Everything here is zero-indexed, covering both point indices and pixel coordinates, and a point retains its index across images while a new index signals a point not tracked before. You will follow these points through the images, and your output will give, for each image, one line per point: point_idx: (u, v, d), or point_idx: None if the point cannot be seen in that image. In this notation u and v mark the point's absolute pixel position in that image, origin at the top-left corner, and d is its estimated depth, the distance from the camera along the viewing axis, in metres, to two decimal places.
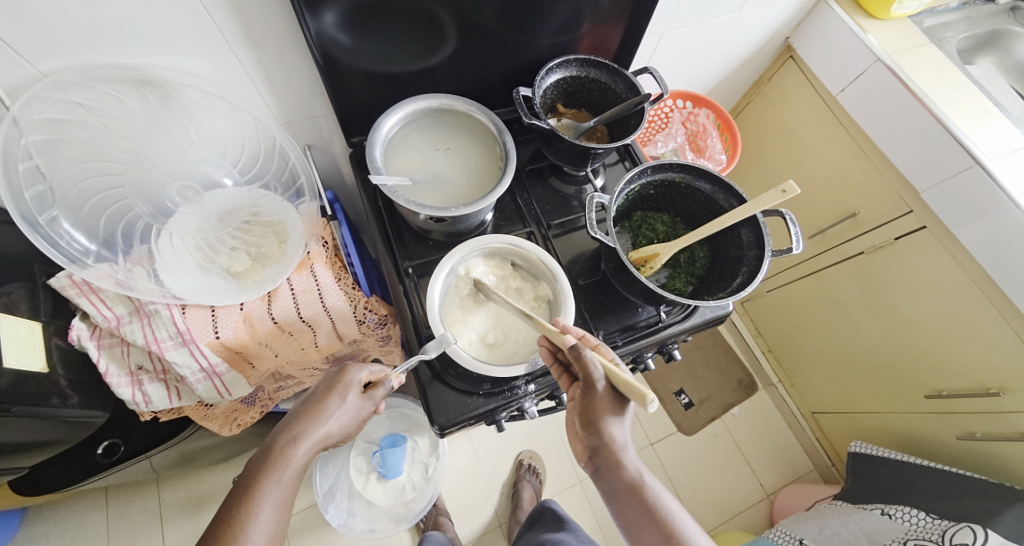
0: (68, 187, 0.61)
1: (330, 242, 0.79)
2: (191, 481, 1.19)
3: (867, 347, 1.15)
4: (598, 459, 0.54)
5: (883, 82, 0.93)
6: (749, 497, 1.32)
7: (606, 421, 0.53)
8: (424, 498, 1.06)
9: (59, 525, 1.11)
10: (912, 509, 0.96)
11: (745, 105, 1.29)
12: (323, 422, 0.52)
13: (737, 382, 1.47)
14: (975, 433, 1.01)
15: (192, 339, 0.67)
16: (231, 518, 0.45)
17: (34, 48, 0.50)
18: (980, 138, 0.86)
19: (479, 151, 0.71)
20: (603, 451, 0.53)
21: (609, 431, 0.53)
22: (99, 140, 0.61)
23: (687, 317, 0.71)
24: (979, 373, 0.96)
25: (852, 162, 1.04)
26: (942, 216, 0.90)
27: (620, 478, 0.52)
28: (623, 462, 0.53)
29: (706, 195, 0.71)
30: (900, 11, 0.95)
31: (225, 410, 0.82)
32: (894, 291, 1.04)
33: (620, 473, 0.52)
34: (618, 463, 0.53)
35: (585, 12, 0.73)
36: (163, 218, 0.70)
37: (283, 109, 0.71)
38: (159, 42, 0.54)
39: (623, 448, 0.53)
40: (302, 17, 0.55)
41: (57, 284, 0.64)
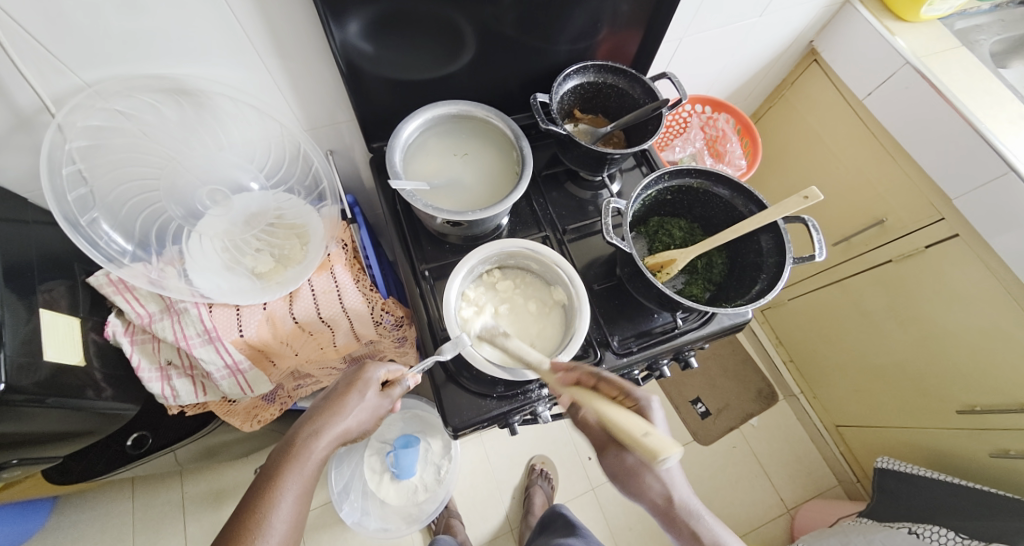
0: (107, 190, 0.64)
1: (350, 244, 0.81)
2: (213, 475, 1.23)
3: (895, 358, 1.11)
4: (657, 517, 0.55)
5: (912, 86, 0.90)
6: (768, 510, 1.29)
7: (645, 480, 0.54)
8: (436, 499, 1.07)
9: (88, 513, 1.16)
10: (941, 528, 0.92)
11: (766, 109, 1.27)
12: (343, 418, 0.54)
13: (756, 392, 1.44)
14: (1009, 450, 0.96)
15: (218, 336, 0.70)
16: (254, 508, 0.46)
17: (80, 59, 0.53)
18: (1016, 144, 0.83)
19: (496, 157, 0.72)
20: (659, 510, 0.54)
21: (653, 489, 0.54)
22: (136, 146, 0.64)
23: (703, 324, 0.71)
24: (1015, 388, 0.92)
25: (879, 167, 1.01)
26: (975, 223, 0.87)
27: (684, 535, 0.52)
28: (680, 519, 0.52)
29: (725, 201, 0.70)
30: (930, 14, 0.93)
31: (248, 406, 0.85)
32: (924, 300, 1.00)
33: (681, 530, 0.52)
34: (677, 521, 0.53)
35: (604, 18, 0.73)
36: (194, 220, 0.73)
37: (308, 116, 0.73)
38: (194, 52, 0.57)
39: (678, 502, 0.53)
40: (328, 26, 0.57)
41: (96, 282, 0.68)
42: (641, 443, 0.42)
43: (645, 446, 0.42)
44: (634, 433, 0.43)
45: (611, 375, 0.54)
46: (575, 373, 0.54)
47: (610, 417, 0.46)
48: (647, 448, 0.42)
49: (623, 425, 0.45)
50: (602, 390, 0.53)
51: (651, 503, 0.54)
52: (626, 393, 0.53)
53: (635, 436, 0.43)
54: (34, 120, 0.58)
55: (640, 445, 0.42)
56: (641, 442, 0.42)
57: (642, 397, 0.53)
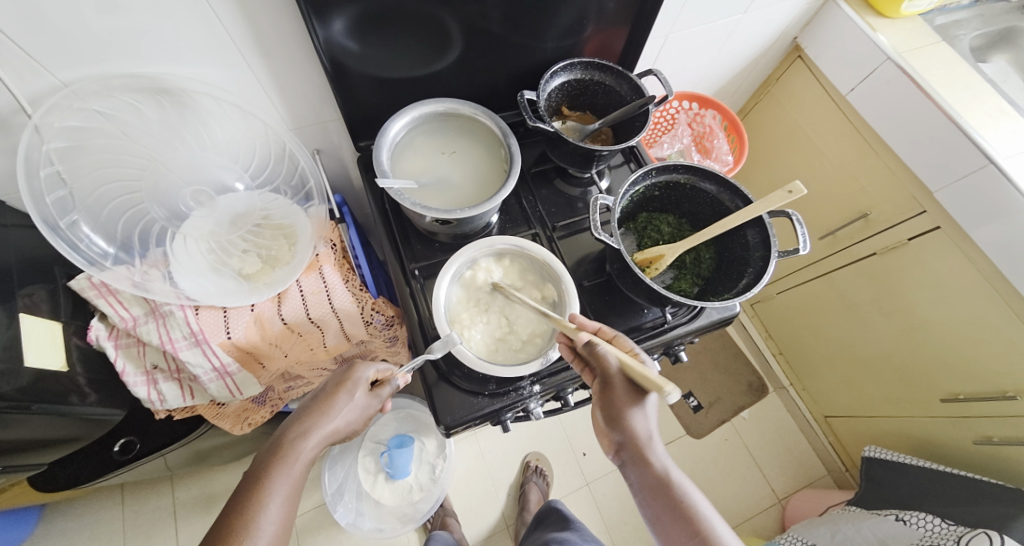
0: (88, 192, 0.63)
1: (339, 244, 0.80)
2: (204, 480, 1.21)
3: (881, 349, 1.13)
4: (624, 455, 0.53)
5: (894, 81, 0.92)
6: (760, 502, 1.30)
7: (628, 417, 0.51)
8: (431, 498, 1.07)
9: (76, 522, 1.15)
10: (927, 514, 0.94)
11: (752, 105, 1.28)
12: (331, 418, 0.53)
13: (747, 385, 1.45)
14: (992, 437, 0.99)
15: (205, 339, 0.69)
16: (242, 510, 0.46)
17: (55, 58, 0.52)
18: (995, 137, 0.84)
19: (484, 154, 0.72)
20: (629, 446, 0.52)
21: (631, 428, 0.51)
22: (117, 147, 0.63)
23: (693, 319, 0.71)
24: (996, 376, 0.94)
25: (863, 162, 1.03)
26: (957, 216, 0.88)
27: (648, 474, 0.51)
28: (648, 458, 0.51)
29: (711, 196, 0.71)
30: (910, 10, 0.94)
31: (237, 409, 0.84)
32: (909, 292, 1.02)
33: (648, 469, 0.51)
34: (644, 459, 0.51)
35: (590, 15, 0.73)
36: (178, 222, 0.72)
37: (293, 115, 0.72)
38: (174, 50, 0.56)
39: (648, 443, 0.51)
40: (312, 25, 0.57)
41: (77, 285, 0.67)
42: (650, 378, 0.45)
43: (653, 378, 0.44)
44: (643, 370, 0.46)
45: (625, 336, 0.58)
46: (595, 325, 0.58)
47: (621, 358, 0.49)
48: (654, 381, 0.44)
49: (635, 364, 0.47)
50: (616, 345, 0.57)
51: (625, 439, 0.52)
52: (636, 352, 0.56)
53: (645, 374, 0.45)
54: (10, 122, 0.57)
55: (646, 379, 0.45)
56: (652, 378, 0.44)
57: (648, 360, 0.56)
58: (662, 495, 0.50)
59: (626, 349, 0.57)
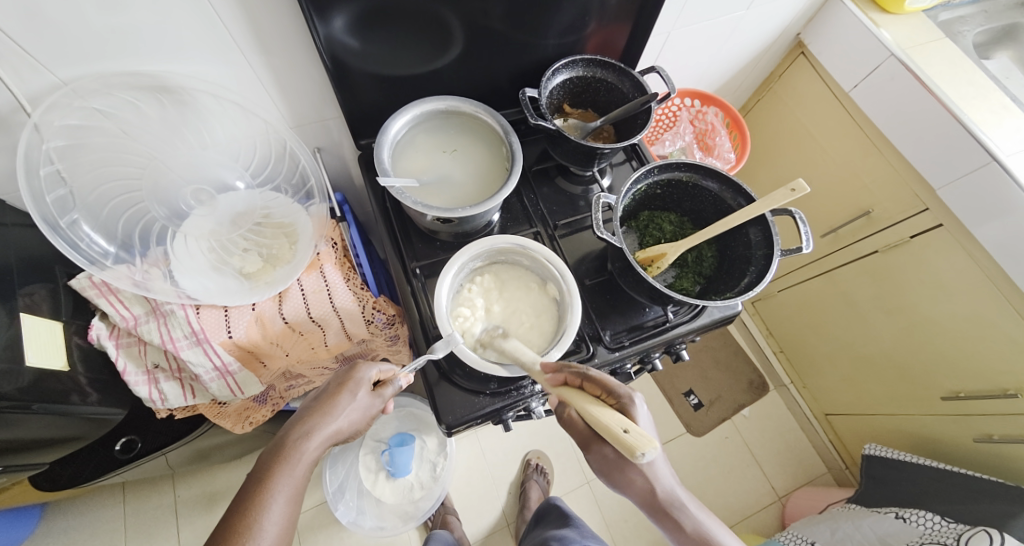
0: (87, 191, 0.63)
1: (339, 243, 0.80)
2: (205, 478, 1.21)
3: (882, 347, 1.13)
4: (643, 509, 0.54)
5: (897, 78, 0.91)
6: (760, 499, 1.31)
7: (631, 475, 0.52)
8: (432, 497, 1.07)
9: (78, 520, 1.15)
10: (928, 512, 0.94)
11: (754, 102, 1.27)
12: (334, 418, 0.53)
13: (747, 382, 1.46)
14: (993, 435, 0.99)
15: (206, 338, 0.69)
16: (245, 509, 0.46)
17: (53, 56, 0.51)
18: (998, 134, 0.84)
19: (486, 152, 0.72)
20: (646, 502, 0.52)
21: (640, 483, 0.52)
22: (116, 145, 0.62)
23: (694, 318, 0.71)
24: (997, 374, 0.94)
25: (866, 160, 1.03)
26: (959, 214, 0.88)
27: (672, 526, 0.52)
28: (665, 510, 0.52)
29: (713, 194, 0.70)
30: (914, 5, 0.94)
31: (238, 408, 0.84)
32: (910, 290, 1.02)
33: (677, 527, 0.51)
34: (664, 514, 0.52)
35: (592, 11, 0.73)
36: (178, 221, 0.72)
37: (294, 113, 0.72)
38: (173, 48, 0.55)
39: (670, 498, 0.52)
40: (312, 22, 0.56)
41: (78, 285, 0.67)
42: (619, 440, 0.43)
43: (623, 441, 0.42)
44: (613, 429, 0.44)
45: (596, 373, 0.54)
46: (561, 374, 0.54)
47: (592, 417, 0.47)
48: (627, 444, 0.42)
49: (604, 423, 0.45)
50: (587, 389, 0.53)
51: (639, 496, 0.52)
52: (612, 392, 0.51)
53: (614, 434, 0.44)
54: (9, 121, 0.56)
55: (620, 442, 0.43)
56: (621, 440, 0.42)
57: (625, 395, 0.51)
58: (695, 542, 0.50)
59: (597, 391, 0.52)
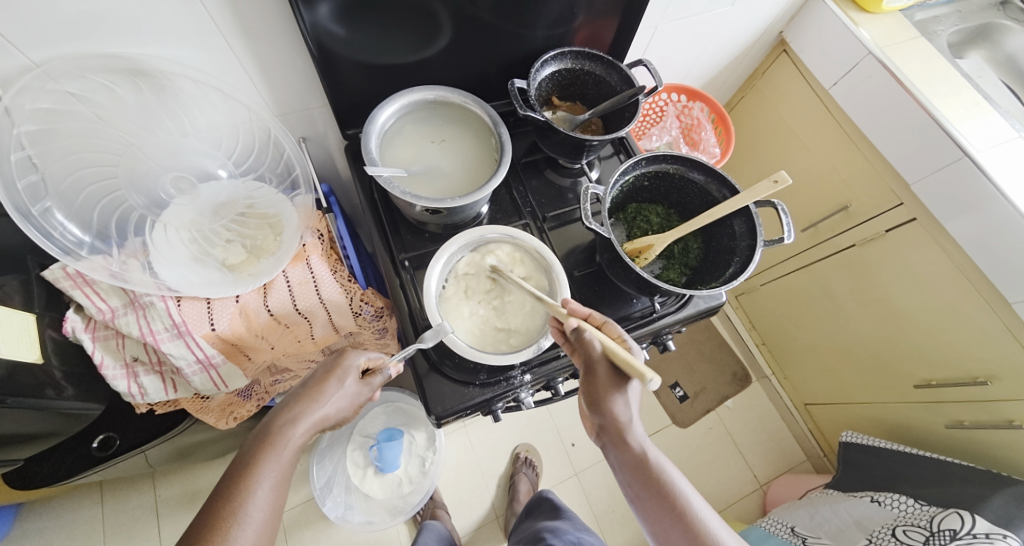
0: (61, 178, 0.60)
1: (326, 235, 0.79)
2: (188, 476, 1.19)
3: (858, 338, 1.16)
4: (606, 439, 0.56)
5: (874, 76, 0.94)
6: (743, 487, 1.34)
7: (611, 404, 0.54)
8: (420, 491, 1.07)
9: (54, 521, 1.11)
10: (901, 496, 0.98)
11: (738, 99, 1.30)
12: (321, 405, 0.53)
13: (731, 374, 1.49)
14: (963, 421, 1.03)
15: (188, 331, 0.67)
16: (229, 494, 0.45)
17: (25, 36, 0.49)
18: (970, 130, 0.87)
19: (474, 143, 0.71)
20: (610, 429, 0.55)
21: (617, 412, 0.54)
22: (91, 131, 0.60)
23: (681, 308, 0.72)
24: (968, 362, 0.97)
25: (844, 155, 1.05)
26: (933, 208, 0.91)
27: (626, 454, 0.54)
28: (627, 440, 0.54)
29: (700, 186, 0.72)
30: (891, 5, 0.96)
31: (222, 403, 0.82)
32: (885, 282, 1.05)
33: (628, 449, 0.54)
34: (624, 440, 0.54)
35: (581, 4, 0.73)
36: (158, 210, 0.70)
37: (277, 100, 0.70)
38: (152, 31, 0.54)
39: (628, 426, 0.54)
40: (297, 8, 0.55)
41: (51, 276, 0.64)
42: (632, 364, 0.47)
43: (636, 366, 0.46)
44: (627, 357, 0.48)
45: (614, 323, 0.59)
46: (586, 311, 0.59)
47: (609, 346, 0.50)
48: (637, 369, 0.46)
49: (622, 351, 0.48)
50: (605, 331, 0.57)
51: (610, 424, 0.54)
52: (625, 339, 0.56)
53: (629, 360, 0.47)
54: None
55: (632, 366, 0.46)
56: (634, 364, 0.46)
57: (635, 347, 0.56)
58: (643, 475, 0.53)
59: (613, 334, 0.57)
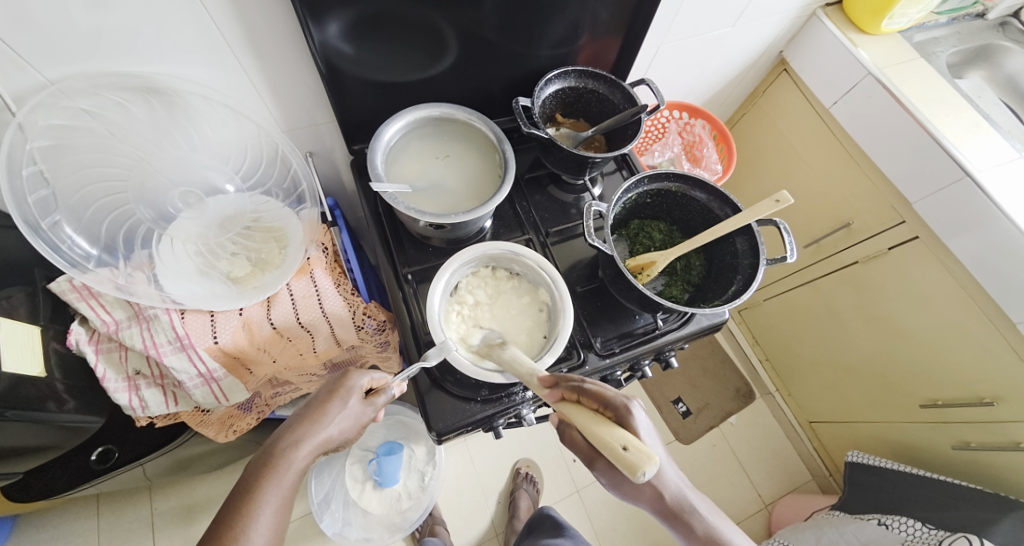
0: (71, 192, 0.61)
1: (330, 248, 0.79)
2: (185, 489, 1.18)
3: (864, 356, 1.15)
4: (659, 516, 0.53)
5: (874, 96, 0.95)
6: (747, 507, 1.32)
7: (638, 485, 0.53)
8: (420, 507, 1.06)
9: (49, 533, 1.10)
10: (909, 519, 0.96)
11: (740, 116, 1.31)
12: (324, 426, 0.52)
13: (734, 390, 1.47)
14: (970, 442, 1.01)
15: (191, 343, 0.67)
16: (232, 520, 0.45)
17: (39, 54, 0.50)
18: (970, 150, 0.87)
19: (479, 159, 0.72)
20: (659, 509, 0.52)
21: (649, 491, 0.52)
22: (101, 146, 0.61)
23: (683, 325, 0.72)
24: (973, 382, 0.96)
25: (845, 172, 1.06)
26: (935, 227, 0.91)
27: (685, 531, 0.51)
28: (681, 516, 0.51)
29: (702, 204, 0.72)
30: (890, 27, 0.98)
31: (222, 416, 0.82)
32: (891, 301, 1.04)
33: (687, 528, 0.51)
34: (678, 517, 0.51)
35: (584, 25, 0.74)
36: (165, 224, 0.70)
37: (285, 116, 0.72)
38: (164, 49, 0.55)
39: (677, 498, 0.51)
40: (307, 27, 0.56)
41: (57, 288, 0.64)
42: (619, 458, 0.43)
43: (623, 459, 0.43)
44: (614, 448, 0.44)
45: (595, 385, 0.53)
46: (556, 388, 0.53)
47: (590, 434, 0.47)
48: (627, 463, 0.42)
49: (604, 441, 0.45)
50: (585, 404, 0.52)
51: (648, 504, 0.53)
52: (609, 403, 0.51)
53: (615, 452, 0.44)
54: None
55: (620, 460, 0.43)
56: (619, 457, 0.43)
57: (621, 403, 0.50)
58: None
59: (596, 403, 0.52)
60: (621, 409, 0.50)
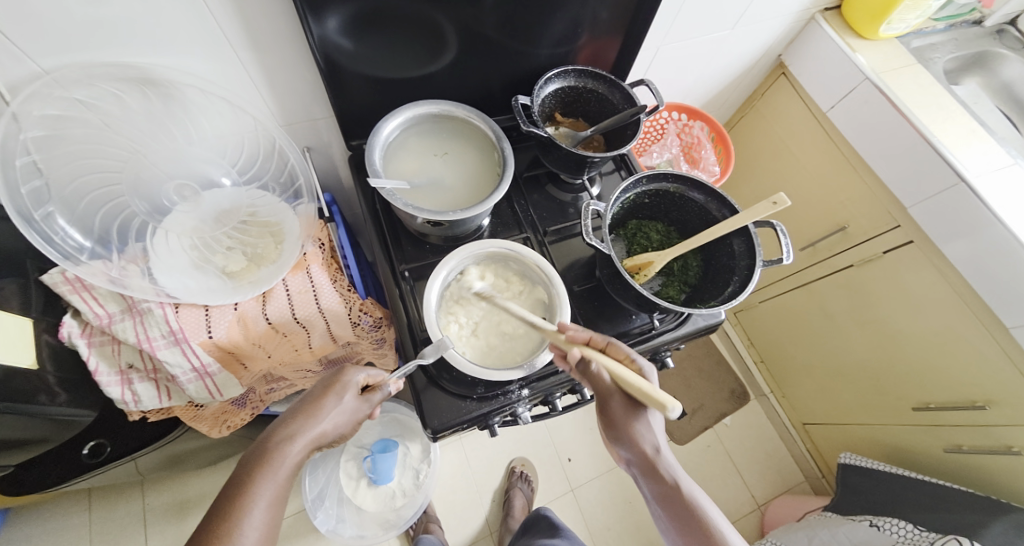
0: (65, 183, 0.61)
1: (327, 244, 0.79)
2: (177, 485, 1.17)
3: (857, 359, 1.16)
4: (637, 470, 0.54)
5: (872, 101, 0.96)
6: (740, 507, 1.32)
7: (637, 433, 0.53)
8: (414, 505, 1.05)
9: (39, 528, 1.09)
10: (900, 520, 0.97)
11: (738, 119, 1.31)
12: (319, 420, 0.52)
13: (729, 392, 1.48)
14: (961, 445, 1.02)
15: (184, 338, 0.67)
16: (225, 513, 0.45)
17: (35, 43, 0.50)
18: (966, 155, 0.88)
19: (477, 157, 0.72)
20: (639, 460, 0.53)
21: (637, 440, 0.53)
22: (97, 137, 0.61)
23: (679, 325, 0.72)
24: (965, 386, 0.97)
25: (842, 176, 1.07)
26: (930, 231, 0.92)
27: (658, 484, 0.52)
28: (658, 470, 0.52)
29: (700, 205, 0.72)
30: (888, 32, 0.98)
31: (215, 411, 0.81)
32: (884, 304, 1.05)
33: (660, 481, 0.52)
34: (654, 470, 0.52)
35: (584, 24, 0.74)
36: (160, 217, 0.70)
37: (283, 111, 0.71)
38: (161, 41, 0.55)
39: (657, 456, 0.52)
40: (306, 21, 0.56)
41: (50, 280, 0.63)
42: (651, 394, 0.46)
43: (654, 397, 0.45)
44: (645, 387, 0.47)
45: (619, 342, 0.57)
46: (586, 334, 0.57)
47: (618, 373, 0.50)
48: (656, 401, 0.45)
49: (631, 380, 0.48)
50: (610, 352, 0.56)
51: (632, 455, 0.54)
52: (632, 358, 0.55)
53: (646, 391, 0.47)
54: None
55: (650, 396, 0.46)
56: (651, 395, 0.45)
57: (645, 364, 0.55)
58: (676, 501, 0.50)
59: (620, 355, 0.56)
60: (645, 368, 0.54)
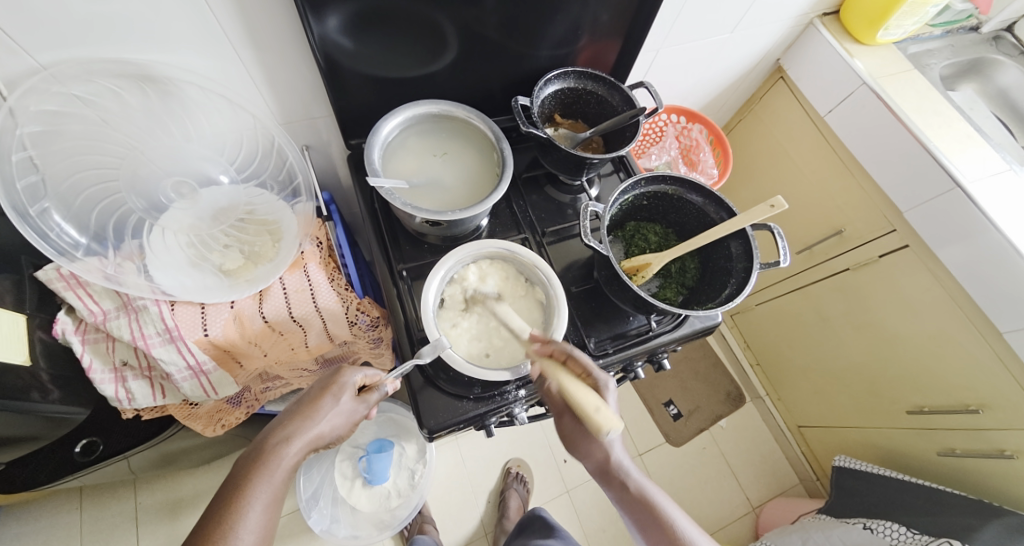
0: (61, 179, 0.60)
1: (325, 242, 0.78)
2: (170, 484, 1.16)
3: (852, 363, 1.16)
4: (598, 477, 0.57)
5: (868, 106, 0.96)
6: (734, 510, 1.33)
7: (592, 446, 0.56)
8: (408, 506, 1.05)
9: (31, 526, 1.08)
10: (893, 523, 0.97)
11: (737, 122, 1.32)
12: (316, 422, 0.52)
13: (725, 394, 1.48)
14: (955, 449, 1.03)
15: (180, 336, 0.66)
16: (221, 516, 0.44)
17: (33, 38, 0.49)
18: (961, 161, 0.89)
19: (476, 157, 0.72)
20: (600, 469, 0.56)
21: (598, 453, 0.56)
22: (94, 133, 0.60)
23: (676, 327, 0.72)
24: (959, 391, 0.98)
25: (838, 180, 1.07)
26: (925, 236, 0.93)
27: (620, 490, 0.55)
28: (617, 476, 0.55)
29: (698, 208, 0.72)
30: (885, 38, 0.99)
31: (210, 410, 0.81)
32: (880, 308, 1.06)
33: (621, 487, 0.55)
34: (615, 477, 0.55)
35: (585, 26, 0.74)
36: (156, 214, 0.69)
37: (282, 109, 0.71)
38: (161, 38, 0.54)
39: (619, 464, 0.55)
40: (307, 20, 0.56)
41: (44, 276, 0.63)
42: (591, 416, 0.47)
43: (594, 419, 0.47)
44: (587, 406, 0.48)
45: (581, 355, 0.57)
46: (549, 347, 0.56)
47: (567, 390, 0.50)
48: (596, 423, 0.46)
49: (578, 400, 0.49)
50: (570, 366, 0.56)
51: (595, 464, 0.57)
52: (590, 373, 0.55)
53: (587, 411, 0.48)
54: None
55: (589, 418, 0.47)
56: (591, 416, 0.47)
57: (602, 378, 0.55)
58: (636, 505, 0.54)
59: (579, 370, 0.56)
60: (601, 382, 0.55)
